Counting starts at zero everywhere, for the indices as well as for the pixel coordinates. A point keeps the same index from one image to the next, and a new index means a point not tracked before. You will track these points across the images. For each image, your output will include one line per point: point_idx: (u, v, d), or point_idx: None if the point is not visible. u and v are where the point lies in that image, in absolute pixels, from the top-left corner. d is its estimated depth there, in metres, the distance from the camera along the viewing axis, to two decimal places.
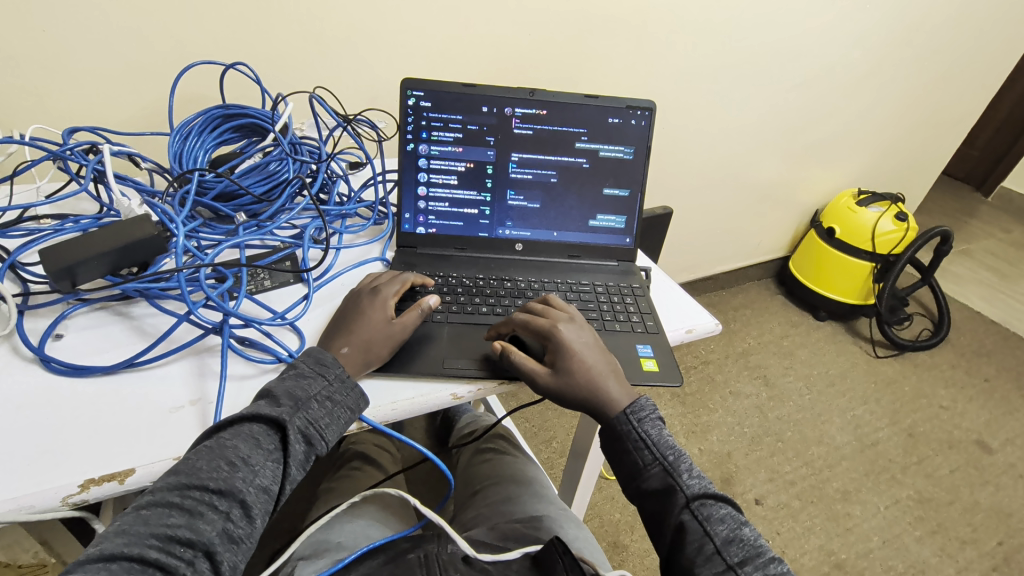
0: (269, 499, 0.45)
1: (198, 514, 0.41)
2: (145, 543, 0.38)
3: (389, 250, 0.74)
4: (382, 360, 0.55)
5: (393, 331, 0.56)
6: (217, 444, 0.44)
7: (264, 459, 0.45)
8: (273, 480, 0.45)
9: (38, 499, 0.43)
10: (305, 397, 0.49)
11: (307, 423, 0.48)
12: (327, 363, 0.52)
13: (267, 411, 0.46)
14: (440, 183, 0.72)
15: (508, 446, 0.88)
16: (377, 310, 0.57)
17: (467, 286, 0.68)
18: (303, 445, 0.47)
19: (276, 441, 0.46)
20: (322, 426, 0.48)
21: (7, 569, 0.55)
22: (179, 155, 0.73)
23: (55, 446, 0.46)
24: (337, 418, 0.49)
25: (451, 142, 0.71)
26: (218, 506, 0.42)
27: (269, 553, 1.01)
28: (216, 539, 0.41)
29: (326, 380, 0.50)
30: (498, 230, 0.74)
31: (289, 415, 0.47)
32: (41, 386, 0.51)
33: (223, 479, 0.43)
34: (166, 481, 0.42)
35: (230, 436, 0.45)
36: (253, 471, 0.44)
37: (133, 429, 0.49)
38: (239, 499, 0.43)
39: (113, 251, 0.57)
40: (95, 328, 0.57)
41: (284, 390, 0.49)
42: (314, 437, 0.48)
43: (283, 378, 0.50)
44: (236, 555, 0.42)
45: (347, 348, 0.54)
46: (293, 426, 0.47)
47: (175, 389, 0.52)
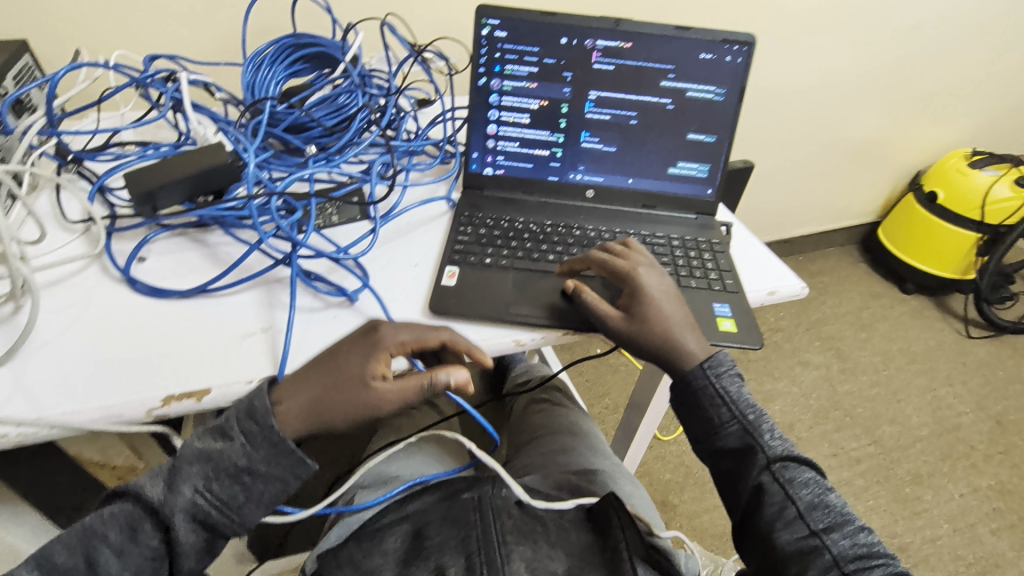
0: None
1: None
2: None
3: (455, 190, 0.71)
4: (333, 423, 0.46)
5: (362, 398, 0.46)
6: (87, 533, 0.42)
7: (139, 550, 0.43)
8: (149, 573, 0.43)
9: (127, 409, 0.46)
10: (212, 468, 0.44)
11: (205, 514, 0.44)
12: (256, 414, 0.45)
13: (152, 495, 0.44)
14: (511, 121, 0.68)
15: (562, 398, 0.88)
16: (357, 364, 0.47)
17: (534, 232, 0.66)
18: (193, 534, 0.44)
19: (158, 528, 0.43)
20: (224, 511, 0.44)
21: (103, 469, 0.62)
22: (252, 85, 0.72)
23: (140, 362, 0.49)
24: (260, 494, 0.45)
25: (525, 77, 0.66)
26: None
27: (329, 477, 1.06)
28: None
29: (245, 446, 0.45)
30: (569, 175, 0.70)
31: (176, 501, 0.43)
32: (127, 303, 0.54)
33: None
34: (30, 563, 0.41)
35: (106, 520, 0.43)
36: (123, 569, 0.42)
37: (212, 351, 0.51)
38: None
39: (189, 177, 0.59)
40: (175, 253, 0.59)
41: (192, 456, 0.45)
42: (215, 524, 0.44)
43: (195, 444, 0.45)
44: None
45: (290, 400, 0.46)
46: (176, 518, 0.43)
47: (247, 316, 0.54)
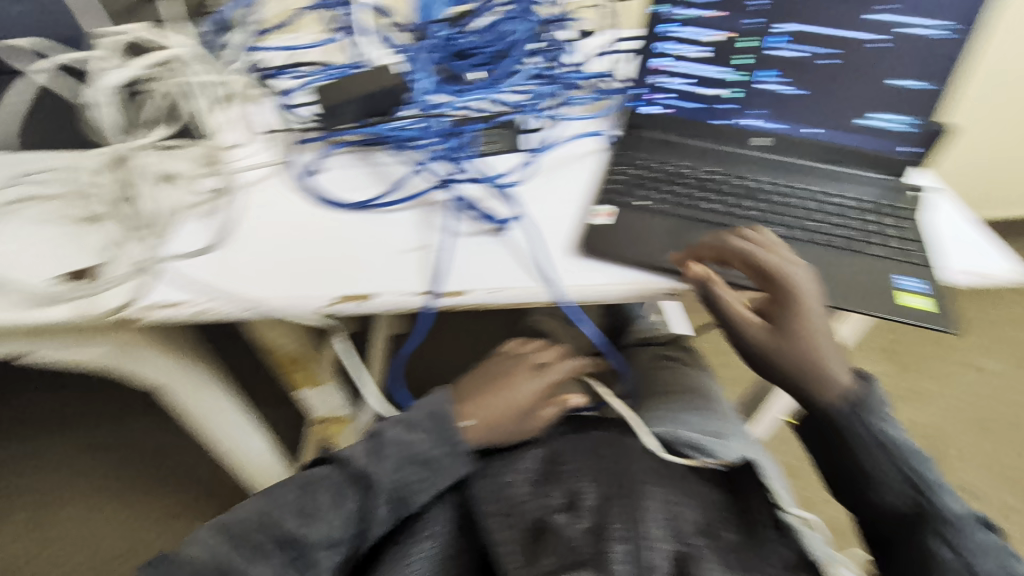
0: (337, 552, 0.44)
1: (260, 553, 0.44)
2: (211, 555, 0.44)
3: (609, 128, 0.68)
4: (500, 445, 0.55)
5: (529, 425, 0.56)
6: (310, 482, 0.48)
7: (340, 513, 0.46)
8: (341, 531, 0.45)
9: (304, 304, 0.51)
10: (409, 453, 0.50)
11: (396, 486, 0.48)
12: (443, 417, 0.53)
13: (361, 464, 0.49)
14: (684, 55, 0.64)
15: (688, 358, 0.86)
16: (522, 396, 0.60)
17: (690, 178, 0.62)
18: (383, 512, 0.47)
19: (359, 496, 0.48)
20: (409, 497, 0.48)
21: (272, 349, 0.67)
22: (422, 9, 0.74)
23: (314, 265, 0.54)
24: (437, 482, 0.49)
25: (705, 7, 0.62)
26: (280, 554, 0.44)
27: None
28: None
29: (435, 440, 0.51)
30: (737, 119, 0.65)
31: (380, 474, 0.48)
32: (305, 210, 0.59)
33: (296, 525, 0.45)
34: (258, 502, 0.47)
35: (320, 479, 0.49)
36: (325, 523, 0.45)
37: (376, 262, 0.54)
38: (302, 539, 0.44)
39: (364, 96, 0.62)
40: (345, 168, 0.63)
41: (393, 442, 0.51)
42: (404, 498, 0.47)
43: (395, 424, 0.53)
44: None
45: (473, 421, 0.56)
46: (376, 488, 0.48)
47: (405, 234, 0.57)
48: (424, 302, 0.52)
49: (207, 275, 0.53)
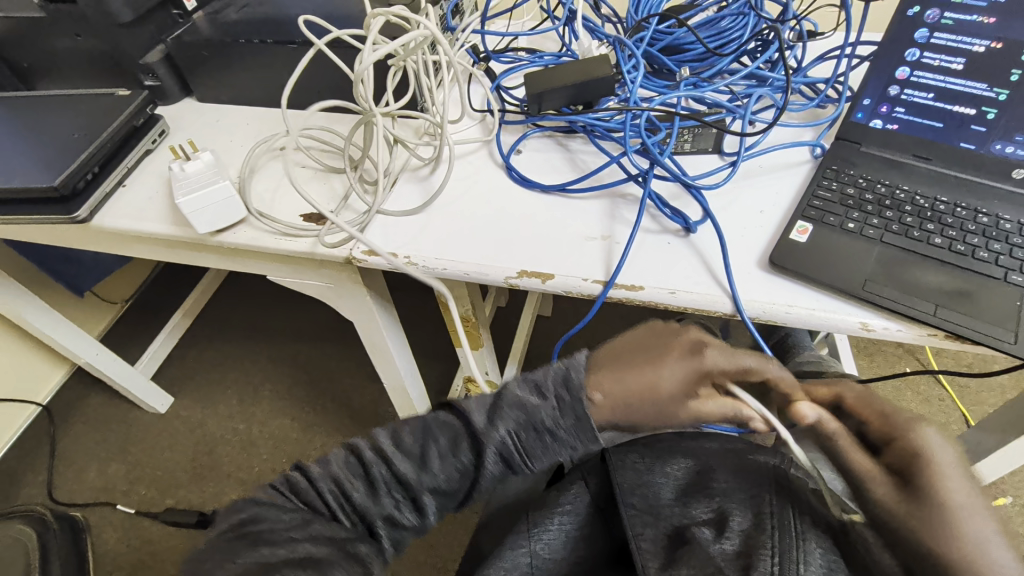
0: (446, 500, 0.45)
1: (377, 490, 0.43)
2: (333, 474, 0.44)
3: (825, 139, 0.64)
4: (641, 426, 0.46)
5: (671, 414, 0.45)
6: (427, 427, 0.45)
7: (452, 465, 0.44)
8: (453, 483, 0.44)
9: (491, 272, 0.56)
10: (529, 417, 0.45)
11: (513, 449, 0.44)
12: (571, 384, 0.46)
13: (478, 421, 0.45)
14: (934, 65, 0.55)
15: None
16: (677, 382, 0.45)
17: (919, 205, 0.54)
18: (495, 471, 0.44)
19: (472, 452, 0.44)
20: (524, 462, 0.45)
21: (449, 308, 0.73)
22: (638, 1, 0.74)
23: (505, 237, 0.58)
24: (554, 454, 0.45)
25: (980, 10, 0.53)
26: (395, 492, 0.44)
27: None
28: (381, 519, 0.43)
29: (557, 408, 0.45)
30: (994, 145, 0.54)
31: (495, 435, 0.44)
32: (502, 186, 0.64)
33: (412, 469, 0.44)
34: (374, 432, 0.46)
35: (435, 423, 0.46)
36: (437, 472, 0.44)
37: (561, 244, 0.57)
38: (417, 492, 0.43)
39: (572, 85, 0.65)
40: (543, 151, 0.67)
41: (514, 398, 0.45)
42: (516, 461, 0.44)
43: (520, 384, 0.46)
44: (403, 536, 0.45)
45: (600, 396, 0.45)
46: (490, 447, 0.44)
47: (592, 222, 0.59)
48: (599, 290, 0.54)
49: (410, 232, 0.60)
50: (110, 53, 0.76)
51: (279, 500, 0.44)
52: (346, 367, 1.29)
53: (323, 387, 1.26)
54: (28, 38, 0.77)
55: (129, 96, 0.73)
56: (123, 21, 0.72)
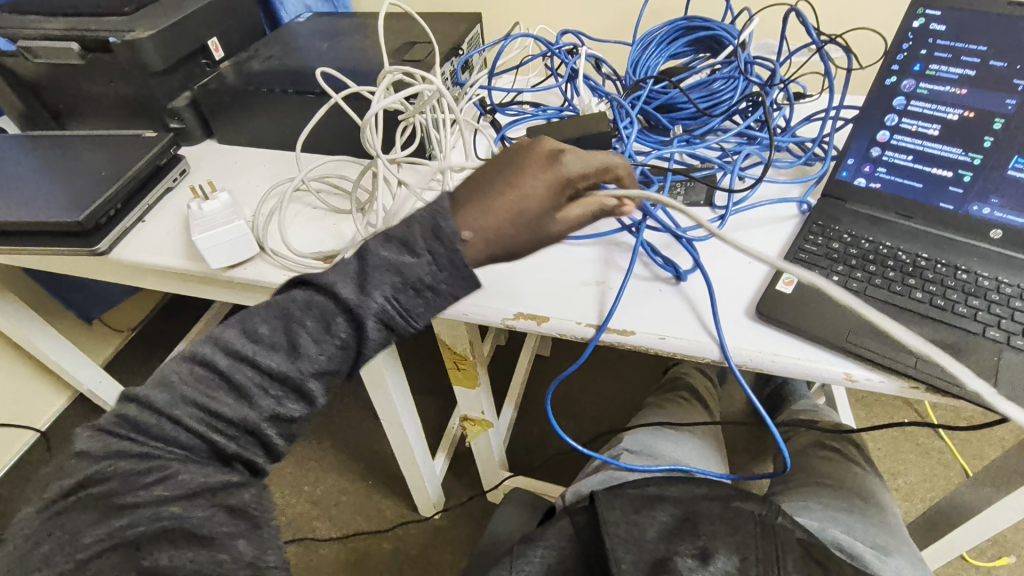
0: (329, 379, 0.43)
1: (248, 394, 0.40)
2: (189, 400, 0.38)
3: (811, 195, 0.67)
4: (519, 249, 0.47)
5: (546, 229, 0.47)
6: (286, 313, 0.42)
7: (329, 344, 0.42)
8: (334, 363, 0.42)
9: (490, 313, 0.59)
10: (402, 277, 0.43)
11: (391, 311, 0.43)
12: (444, 235, 0.43)
13: (347, 294, 0.42)
14: (912, 131, 0.59)
15: (857, 454, 0.76)
16: (544, 197, 0.46)
17: (901, 261, 0.57)
18: (378, 342, 0.43)
19: (348, 325, 0.42)
20: (408, 324, 0.44)
21: (449, 348, 0.75)
22: (636, 62, 0.79)
23: (504, 281, 0.61)
24: (434, 308, 0.44)
25: (954, 81, 0.56)
26: (270, 389, 0.40)
27: (583, 428, 1.16)
28: (264, 420, 0.40)
29: (433, 263, 0.43)
30: (972, 206, 0.57)
31: (371, 302, 0.42)
32: None
33: (281, 361, 0.41)
34: (230, 331, 0.41)
35: (300, 306, 0.42)
36: (313, 355, 0.41)
37: (557, 289, 0.60)
38: (297, 381, 0.41)
39: (572, 139, 0.69)
40: None
41: (389, 264, 0.43)
42: (396, 323, 0.43)
43: (385, 248, 0.43)
44: (290, 429, 0.42)
45: (471, 234, 0.45)
46: (369, 319, 0.42)
47: (586, 268, 0.61)
48: (592, 333, 0.56)
49: None
50: (139, 98, 0.81)
51: (120, 441, 0.37)
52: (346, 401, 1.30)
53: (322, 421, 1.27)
54: (63, 82, 0.82)
55: (153, 138, 0.78)
56: (155, 69, 0.78)
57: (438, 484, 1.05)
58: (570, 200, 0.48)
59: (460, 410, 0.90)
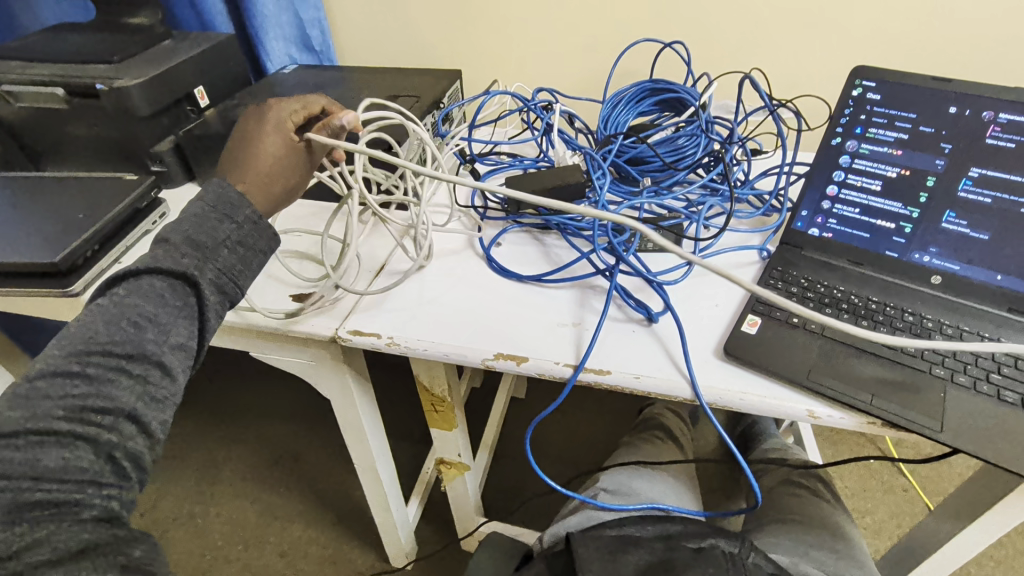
0: (187, 354, 0.44)
1: (105, 382, 0.39)
2: (48, 418, 0.37)
3: (770, 243, 0.72)
4: (282, 186, 0.54)
5: (287, 158, 0.55)
6: (117, 302, 0.42)
7: (174, 313, 0.43)
8: (189, 335, 0.44)
9: (470, 354, 0.60)
10: (212, 242, 0.46)
11: (220, 273, 0.46)
12: (234, 203, 0.49)
13: (181, 263, 0.44)
14: (857, 186, 0.64)
15: (824, 491, 0.79)
16: (276, 136, 0.55)
17: (854, 304, 0.61)
18: (219, 299, 0.46)
19: (187, 291, 0.44)
20: (240, 275, 0.48)
21: (426, 390, 0.76)
22: (607, 118, 0.84)
23: (485, 322, 0.63)
24: (256, 260, 0.49)
25: (890, 143, 0.62)
26: (133, 370, 0.41)
27: (560, 470, 1.16)
28: (138, 402, 0.40)
29: (236, 224, 0.48)
30: (914, 254, 0.63)
31: (205, 266, 0.45)
32: (482, 275, 0.69)
33: (131, 340, 0.41)
34: (54, 348, 0.40)
35: (125, 295, 0.42)
36: (163, 329, 0.42)
37: (535, 330, 0.62)
38: (155, 356, 0.42)
39: (547, 190, 0.73)
40: (520, 245, 0.74)
41: (185, 234, 0.46)
42: (229, 287, 0.47)
43: (183, 221, 0.46)
44: (166, 411, 0.42)
45: (242, 186, 0.52)
46: (204, 278, 0.45)
47: (563, 310, 0.64)
48: (570, 373, 0.57)
49: (395, 316, 0.64)
50: (122, 142, 0.82)
51: None
52: (318, 448, 1.27)
53: (291, 469, 1.23)
54: (43, 124, 0.83)
55: (134, 181, 0.78)
56: (140, 114, 0.79)
57: (411, 531, 1.02)
58: (309, 151, 0.57)
59: (437, 453, 0.90)
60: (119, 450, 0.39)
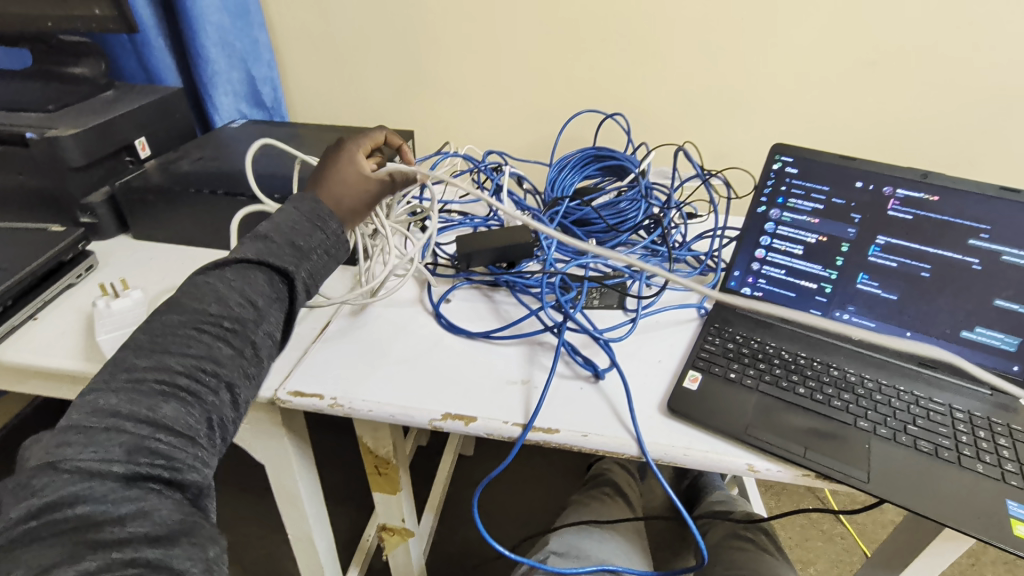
0: (273, 344, 0.53)
1: (218, 348, 0.48)
2: (172, 372, 0.45)
3: (707, 301, 0.76)
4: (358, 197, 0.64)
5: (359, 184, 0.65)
6: (229, 285, 0.51)
7: (268, 303, 0.53)
8: (276, 326, 0.53)
9: (417, 414, 0.58)
10: (300, 243, 0.56)
11: (309, 276, 0.56)
12: (321, 218, 0.58)
13: (280, 260, 0.54)
14: (782, 250, 0.70)
15: (769, 544, 0.80)
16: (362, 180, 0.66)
17: (786, 359, 0.65)
18: (304, 294, 0.56)
19: (280, 283, 0.54)
20: (317, 279, 0.58)
21: (369, 452, 0.73)
22: (554, 181, 0.88)
23: (433, 380, 0.62)
24: (326, 266, 0.59)
25: (808, 212, 0.68)
26: (234, 342, 0.49)
27: (509, 532, 1.13)
28: (236, 374, 0.49)
29: (328, 237, 0.58)
30: (835, 312, 0.68)
31: (299, 266, 0.55)
32: (431, 332, 0.69)
33: (238, 318, 0.50)
34: (174, 317, 0.48)
35: (234, 278, 0.52)
36: (261, 316, 0.52)
37: (484, 388, 0.61)
38: (252, 337, 0.51)
39: (497, 249, 0.75)
40: (469, 301, 0.74)
41: (285, 237, 0.56)
42: (311, 287, 0.57)
43: (285, 223, 0.57)
44: (252, 387, 0.51)
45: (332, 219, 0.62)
46: (300, 275, 0.55)
47: (512, 367, 0.64)
48: (518, 433, 0.57)
49: (340, 376, 0.62)
50: (50, 191, 0.78)
51: (114, 420, 0.41)
52: (248, 518, 1.17)
53: None
54: None
55: (61, 232, 0.74)
56: (73, 165, 0.75)
57: None
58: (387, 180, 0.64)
59: (379, 519, 0.85)
60: (215, 415, 0.46)
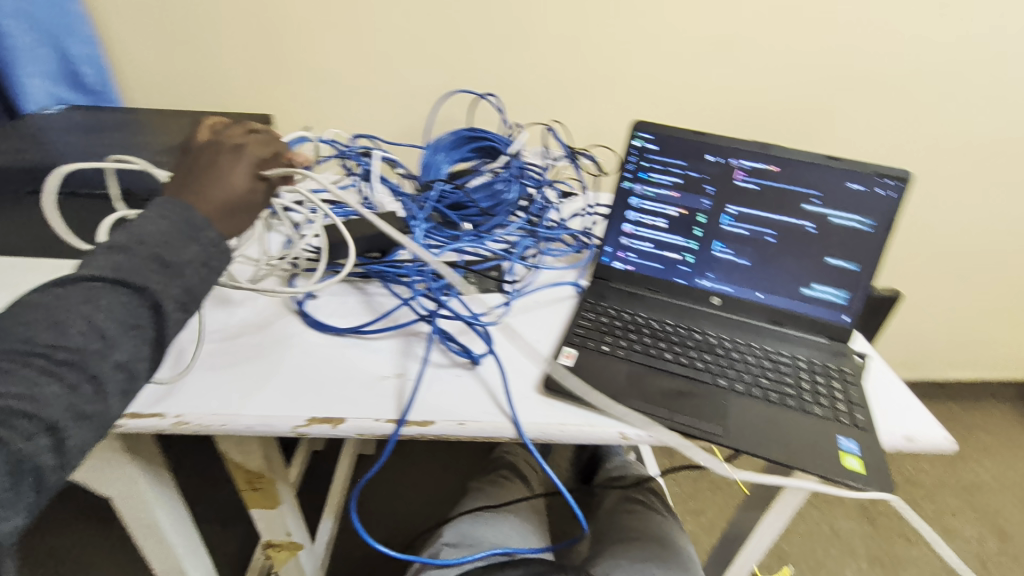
0: (129, 377, 0.41)
1: (33, 386, 0.37)
2: None
3: (582, 277, 0.77)
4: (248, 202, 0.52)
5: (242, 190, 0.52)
6: (71, 306, 0.40)
7: (123, 334, 0.41)
8: (135, 357, 0.41)
9: (279, 421, 0.54)
10: (167, 259, 0.43)
11: (184, 291, 0.44)
12: (191, 228, 0.45)
13: (143, 278, 0.42)
14: (647, 224, 0.72)
15: (656, 504, 0.85)
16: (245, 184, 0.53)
17: (654, 328, 0.68)
18: (177, 319, 0.44)
19: (145, 311, 0.42)
20: (197, 299, 0.45)
21: (239, 468, 0.67)
22: (428, 165, 0.86)
23: (296, 383, 0.57)
24: (205, 281, 0.46)
25: (668, 186, 0.70)
26: (66, 378, 0.38)
27: (414, 527, 1.10)
28: (65, 415, 0.37)
29: (199, 246, 0.45)
30: (697, 279, 0.72)
31: (163, 286, 0.43)
32: (296, 332, 0.64)
33: (75, 350, 0.39)
34: None
35: (79, 300, 0.40)
36: (111, 346, 0.40)
37: (354, 387, 0.58)
38: (93, 372, 0.39)
39: (366, 238, 0.71)
40: (338, 295, 0.70)
41: (155, 247, 0.43)
42: (190, 305, 0.45)
43: (151, 223, 0.44)
44: (89, 431, 0.39)
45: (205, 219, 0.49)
46: (167, 297, 0.43)
47: (384, 361, 0.61)
48: (391, 429, 0.54)
49: (188, 389, 0.56)
50: None
51: None
52: None
53: None
54: None
55: None
56: None
57: None
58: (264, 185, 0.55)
59: (262, 537, 0.79)
60: (18, 468, 0.35)
